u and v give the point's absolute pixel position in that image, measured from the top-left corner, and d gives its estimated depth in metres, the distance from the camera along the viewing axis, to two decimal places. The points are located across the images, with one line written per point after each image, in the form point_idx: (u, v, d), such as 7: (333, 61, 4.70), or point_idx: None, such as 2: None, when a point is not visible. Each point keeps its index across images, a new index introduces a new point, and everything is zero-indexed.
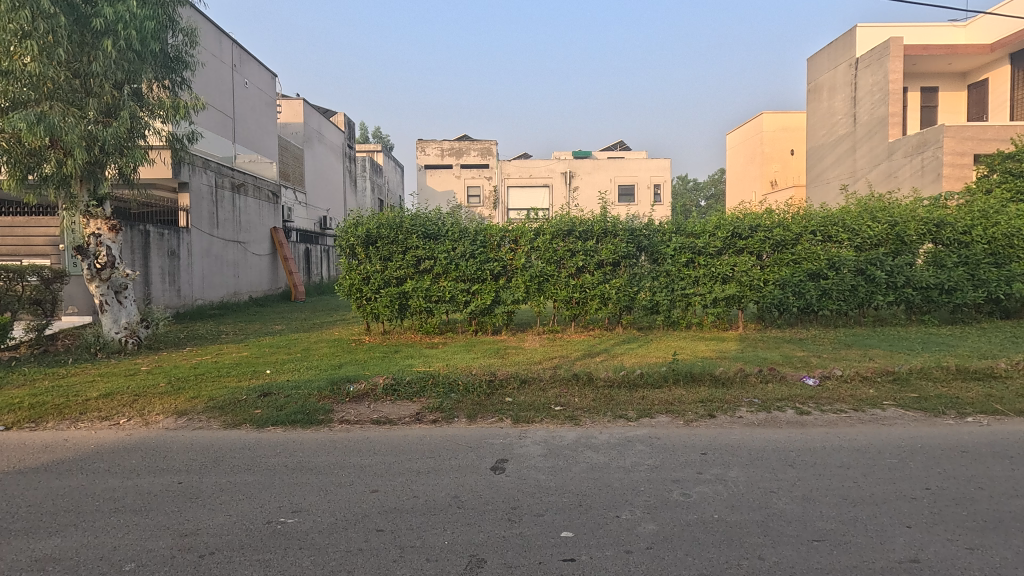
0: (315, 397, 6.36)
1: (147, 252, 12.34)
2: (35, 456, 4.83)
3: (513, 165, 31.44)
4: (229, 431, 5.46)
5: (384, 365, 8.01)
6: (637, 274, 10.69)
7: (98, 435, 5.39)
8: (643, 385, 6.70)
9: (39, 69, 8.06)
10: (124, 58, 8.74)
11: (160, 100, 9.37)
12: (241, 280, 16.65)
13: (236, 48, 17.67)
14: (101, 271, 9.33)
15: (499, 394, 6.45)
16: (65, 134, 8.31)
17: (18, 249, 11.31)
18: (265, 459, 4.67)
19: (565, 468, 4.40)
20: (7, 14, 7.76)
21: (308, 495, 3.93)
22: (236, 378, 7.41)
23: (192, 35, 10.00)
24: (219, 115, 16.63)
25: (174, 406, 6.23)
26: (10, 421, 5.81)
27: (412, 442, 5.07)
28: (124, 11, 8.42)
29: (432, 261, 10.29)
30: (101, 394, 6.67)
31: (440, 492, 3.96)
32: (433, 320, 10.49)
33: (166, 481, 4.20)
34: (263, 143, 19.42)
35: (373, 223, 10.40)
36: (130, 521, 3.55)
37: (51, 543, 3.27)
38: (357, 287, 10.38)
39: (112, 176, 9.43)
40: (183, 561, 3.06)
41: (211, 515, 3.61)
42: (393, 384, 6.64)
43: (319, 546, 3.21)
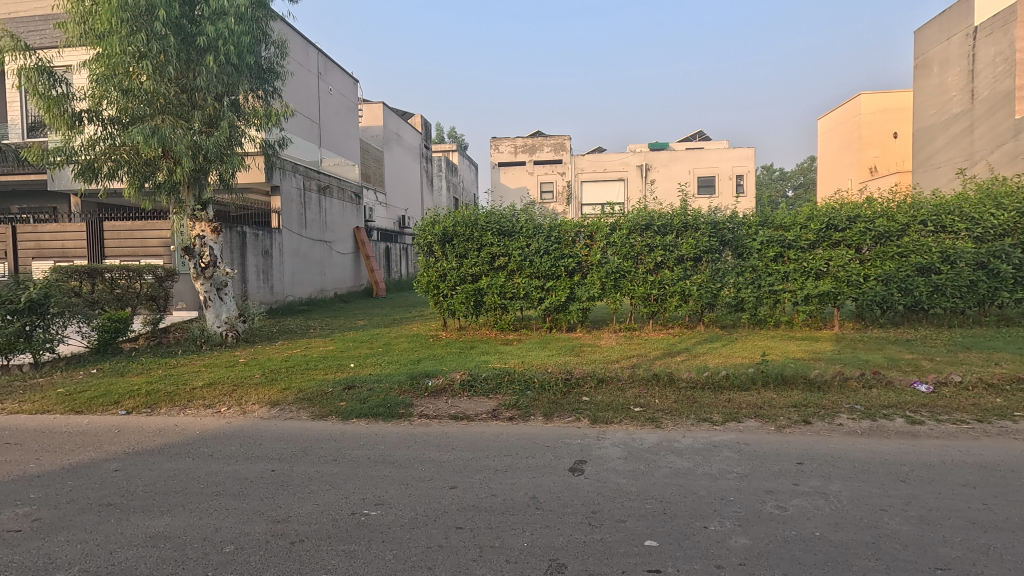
0: (396, 391, 6.54)
1: (244, 252, 13.25)
2: (150, 439, 5.29)
3: (587, 160, 31.10)
4: (316, 422, 5.73)
5: (460, 362, 8.12)
6: (720, 269, 10.15)
7: (203, 422, 5.85)
8: (729, 387, 6.34)
9: (153, 86, 8.92)
10: (224, 72, 9.39)
11: (255, 109, 10.00)
12: (327, 277, 17.56)
13: (322, 57, 18.64)
14: (205, 269, 10.08)
15: (576, 393, 6.33)
16: (174, 145, 9.10)
17: (136, 250, 12.50)
18: (349, 451, 4.85)
19: (646, 472, 4.22)
20: (127, 38, 8.66)
21: (389, 488, 4.02)
22: (322, 371, 7.77)
23: (282, 47, 10.62)
24: (308, 122, 17.61)
25: (268, 396, 6.63)
26: (131, 406, 6.43)
27: (491, 439, 5.08)
28: (224, 29, 9.05)
29: (506, 258, 10.31)
30: (205, 383, 7.23)
31: (518, 492, 3.92)
32: (508, 317, 10.51)
33: (261, 468, 4.46)
34: (347, 146, 20.36)
35: (449, 221, 10.57)
36: (229, 505, 3.78)
37: (159, 522, 3.55)
38: (434, 284, 10.60)
39: (214, 182, 10.18)
40: (276, 547, 3.20)
41: (301, 504, 3.78)
42: (469, 380, 6.68)
43: (401, 540, 3.26)
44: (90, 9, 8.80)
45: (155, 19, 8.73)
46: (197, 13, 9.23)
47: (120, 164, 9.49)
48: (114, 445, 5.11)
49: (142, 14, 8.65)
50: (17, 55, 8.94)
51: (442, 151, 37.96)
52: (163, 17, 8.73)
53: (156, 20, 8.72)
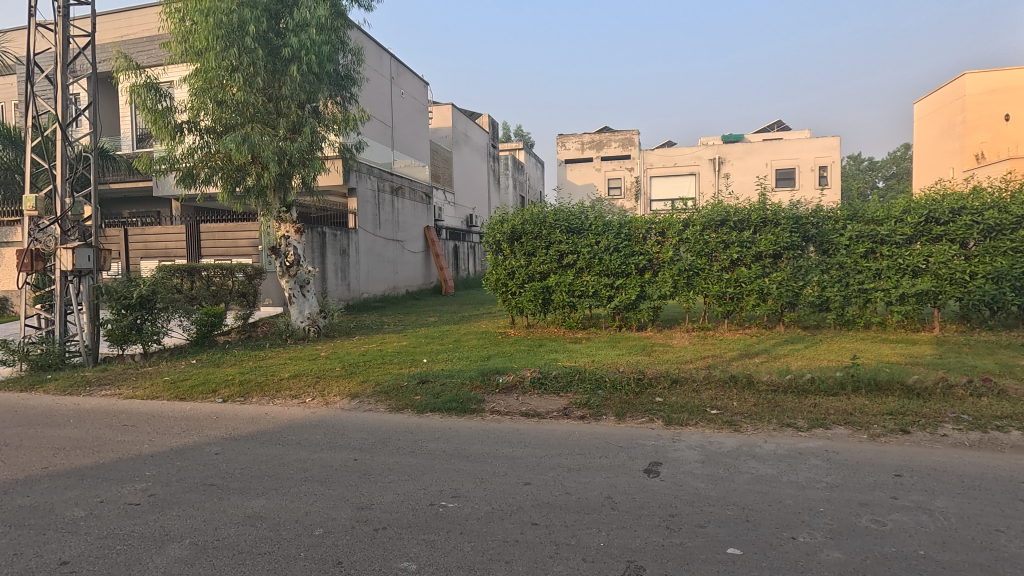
0: (468, 387, 6.67)
1: (323, 251, 13.96)
2: (244, 425, 5.70)
3: (656, 154, 29.89)
4: (394, 415, 5.96)
5: (530, 359, 8.14)
6: (802, 266, 9.60)
7: (290, 411, 6.24)
8: (814, 391, 5.98)
9: (244, 97, 9.59)
10: (307, 81, 9.95)
11: (334, 115, 10.53)
12: (399, 275, 18.17)
13: (394, 62, 19.30)
14: (290, 268, 10.69)
15: (649, 393, 6.19)
16: (262, 151, 9.74)
17: (227, 250, 13.44)
18: (425, 443, 5.00)
19: (725, 477, 4.07)
20: (222, 54, 9.37)
21: (464, 481, 4.12)
22: (397, 366, 8.06)
23: (359, 54, 11.10)
24: (381, 125, 18.31)
25: (348, 388, 6.96)
26: (227, 395, 6.96)
27: (562, 437, 5.08)
28: (306, 39, 9.60)
29: (575, 256, 10.24)
30: (290, 374, 7.70)
31: (592, 491, 3.89)
32: (576, 315, 10.45)
33: (344, 457, 4.69)
34: (418, 148, 20.97)
35: (518, 219, 10.64)
36: (316, 490, 4.01)
37: (256, 503, 3.81)
38: (502, 282, 10.70)
39: (297, 185, 10.76)
40: (361, 533, 3.35)
41: (383, 492, 3.94)
42: (539, 378, 6.70)
43: (478, 533, 3.32)
44: (190, 28, 9.57)
45: (245, 34, 9.38)
46: (282, 26, 9.84)
47: (215, 170, 10.23)
48: (214, 430, 5.55)
49: (234, 30, 9.32)
50: (130, 74, 9.86)
51: (510, 149, 38.30)
52: (253, 32, 9.37)
53: (247, 35, 9.37)
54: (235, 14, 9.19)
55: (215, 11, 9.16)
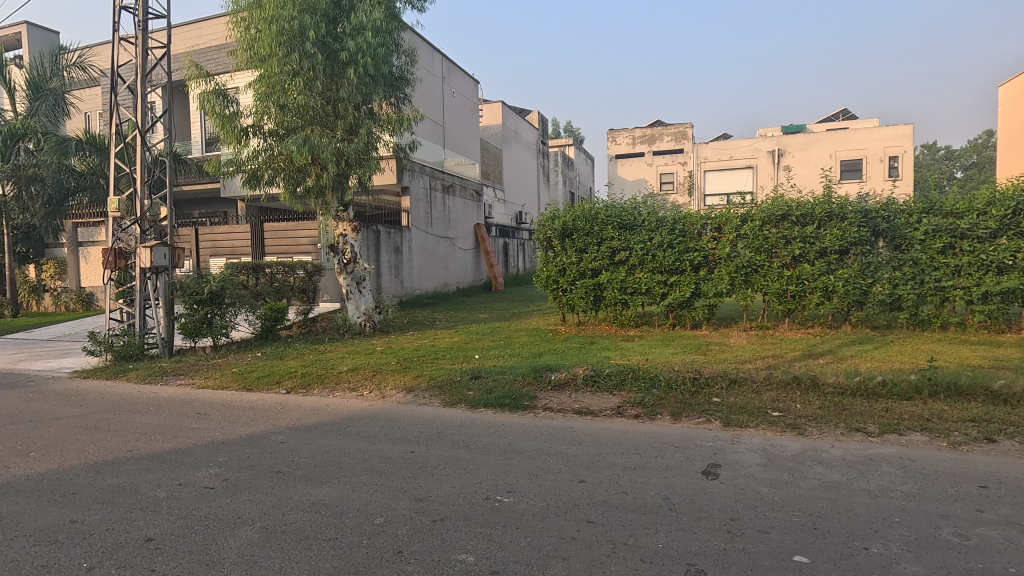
0: (520, 383, 6.70)
1: (377, 249, 14.33)
2: (307, 416, 5.95)
3: (711, 148, 29.21)
4: (448, 409, 6.07)
5: (581, 357, 8.09)
6: (871, 263, 9.10)
7: (350, 403, 6.46)
8: (886, 395, 5.65)
9: (304, 100, 9.96)
10: (363, 83, 10.24)
11: (388, 116, 10.81)
12: (450, 272, 18.42)
13: (446, 61, 19.56)
14: (347, 265, 11.03)
15: (706, 393, 6.02)
16: (321, 152, 10.10)
17: (288, 248, 14.02)
18: (480, 438, 5.06)
19: (790, 482, 3.91)
20: (284, 59, 9.77)
21: (519, 477, 4.14)
22: (450, 361, 8.19)
23: (412, 55, 11.34)
24: (433, 124, 18.62)
25: (403, 382, 7.13)
26: (290, 386, 7.29)
27: (617, 436, 5.03)
28: (363, 42, 9.87)
29: (627, 253, 10.09)
30: (349, 368, 7.97)
31: (649, 491, 3.83)
32: (629, 312, 10.30)
33: (401, 449, 4.81)
34: (469, 146, 21.18)
35: (569, 216, 10.57)
36: (376, 481, 4.13)
37: (320, 491, 3.97)
38: (553, 279, 10.66)
39: (353, 185, 11.09)
40: (420, 524, 3.43)
41: (439, 485, 4.02)
42: (592, 375, 6.65)
43: (534, 528, 3.34)
44: (254, 36, 10.01)
45: (305, 40, 9.76)
46: (339, 30, 10.15)
47: (277, 171, 10.65)
48: (279, 420, 5.81)
49: (295, 36, 9.71)
50: (201, 81, 10.40)
51: (559, 145, 38.13)
52: (312, 38, 9.74)
53: (307, 41, 9.75)
54: (296, 21, 9.58)
55: (278, 19, 9.57)
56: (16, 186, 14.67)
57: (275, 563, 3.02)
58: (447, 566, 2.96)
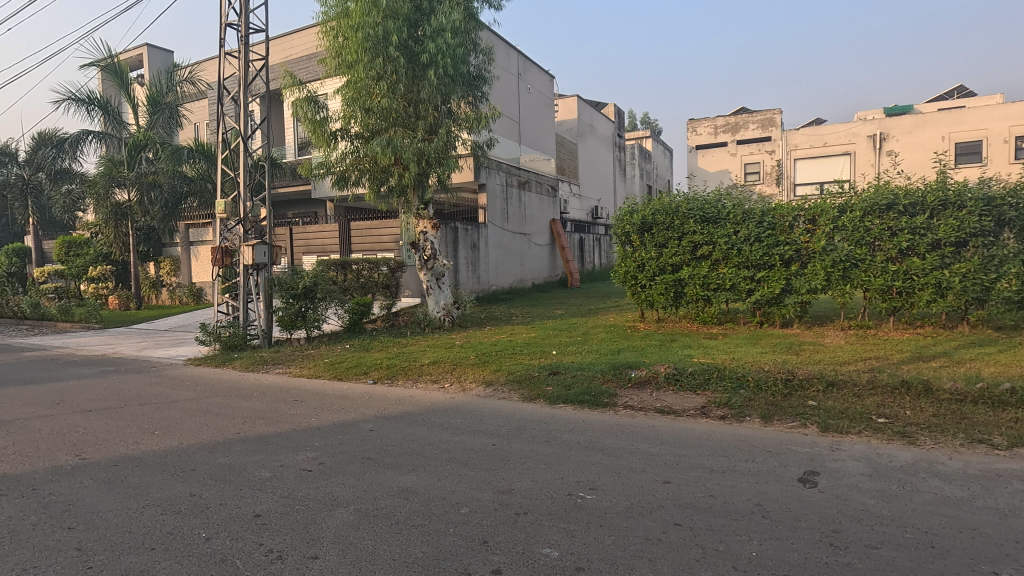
0: (599, 380, 6.61)
1: (455, 245, 14.69)
2: (393, 406, 6.21)
3: (802, 134, 27.36)
4: (527, 404, 6.11)
5: (661, 354, 7.86)
6: (995, 256, 8.16)
7: (433, 395, 6.68)
8: (1017, 404, 5.05)
9: (388, 103, 10.37)
10: (442, 84, 10.54)
11: (467, 114, 11.06)
12: (526, 268, 18.52)
13: (522, 58, 19.66)
14: (427, 261, 11.37)
15: (800, 396, 5.66)
16: (404, 152, 10.48)
17: (372, 245, 14.67)
18: (560, 434, 5.05)
19: (900, 496, 3.59)
20: (369, 64, 10.21)
21: (601, 475, 4.09)
22: (527, 357, 8.23)
23: (489, 54, 11.49)
24: (509, 122, 18.80)
25: (483, 376, 7.27)
26: (376, 376, 7.66)
27: (702, 437, 4.85)
28: (443, 44, 10.17)
29: (710, 247, 9.66)
30: (430, 361, 8.23)
31: (739, 496, 3.66)
32: (711, 309, 9.87)
33: (483, 442, 4.90)
34: (544, 141, 21.18)
35: (648, 210, 10.30)
36: (459, 471, 4.24)
37: (407, 479, 4.13)
38: (632, 274, 10.43)
39: (433, 183, 11.43)
40: (503, 516, 3.48)
41: (522, 479, 4.05)
42: (674, 373, 6.44)
43: (618, 527, 3.29)
44: (342, 43, 10.49)
45: (389, 44, 10.13)
46: (420, 33, 10.47)
47: (363, 172, 11.12)
48: (368, 409, 6.11)
49: (379, 41, 10.10)
50: (294, 89, 11.04)
51: (636, 137, 37.26)
52: (395, 42, 10.08)
53: (390, 45, 10.11)
54: (380, 26, 9.95)
55: (364, 26, 9.99)
56: (139, 191, 16.34)
57: (369, 545, 3.17)
58: (532, 559, 2.98)
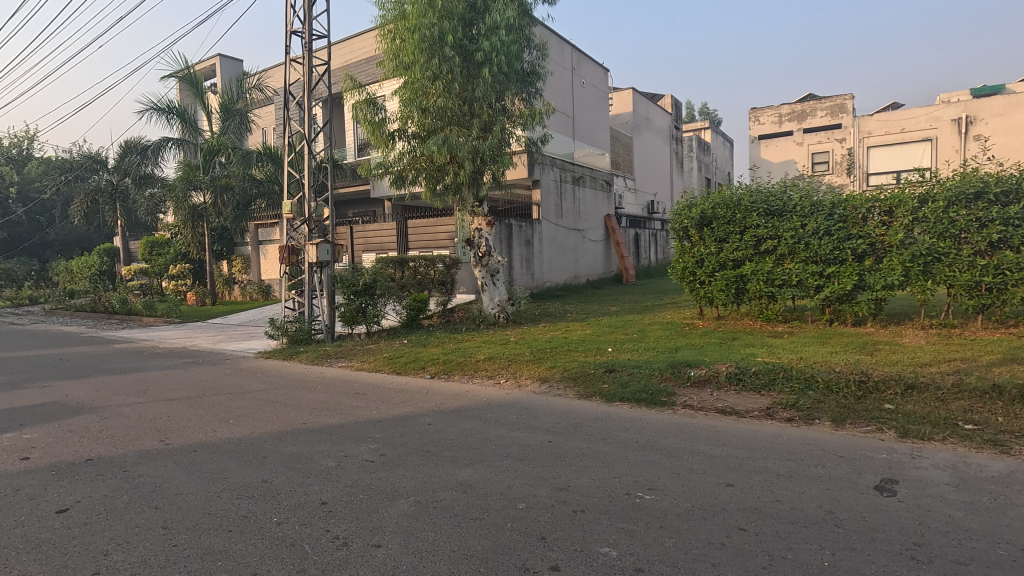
0: (657, 378, 6.46)
1: (509, 242, 14.78)
2: (451, 401, 6.32)
3: (876, 120, 25.98)
4: (582, 401, 6.07)
5: (723, 353, 7.58)
6: None
7: (488, 391, 6.75)
8: None
9: (443, 102, 10.52)
10: (497, 81, 10.63)
11: (520, 111, 11.12)
12: (580, 264, 18.38)
13: (576, 52, 19.49)
14: (482, 258, 11.47)
15: (876, 399, 5.33)
16: (459, 150, 10.63)
17: (428, 243, 14.97)
18: (617, 432, 4.99)
19: (992, 509, 3.31)
20: (426, 65, 10.38)
21: (660, 475, 4.00)
22: (583, 354, 8.16)
23: (543, 49, 11.45)
24: (563, 117, 18.69)
25: (538, 372, 7.28)
26: (433, 371, 7.82)
27: (767, 439, 4.66)
28: (497, 42, 10.25)
29: (775, 241, 9.25)
30: (486, 357, 8.32)
31: (809, 503, 3.49)
32: (776, 306, 9.44)
33: (539, 438, 4.90)
34: (599, 135, 20.90)
35: (707, 203, 9.97)
36: (516, 467, 4.26)
37: (465, 472, 4.19)
38: (690, 270, 10.13)
39: (488, 180, 11.53)
40: (560, 512, 3.47)
41: (579, 476, 4.03)
42: (736, 373, 6.21)
43: (679, 530, 3.21)
44: (399, 45, 10.71)
45: (444, 44, 10.28)
46: (474, 32, 10.56)
47: (420, 171, 11.34)
48: (426, 403, 6.25)
49: (435, 42, 10.25)
50: (354, 91, 11.34)
51: (694, 129, 36.17)
52: (451, 42, 10.21)
53: (446, 45, 10.26)
54: (436, 27, 10.10)
55: (420, 27, 10.17)
56: (213, 194, 17.28)
57: (429, 536, 3.24)
58: (590, 558, 2.95)
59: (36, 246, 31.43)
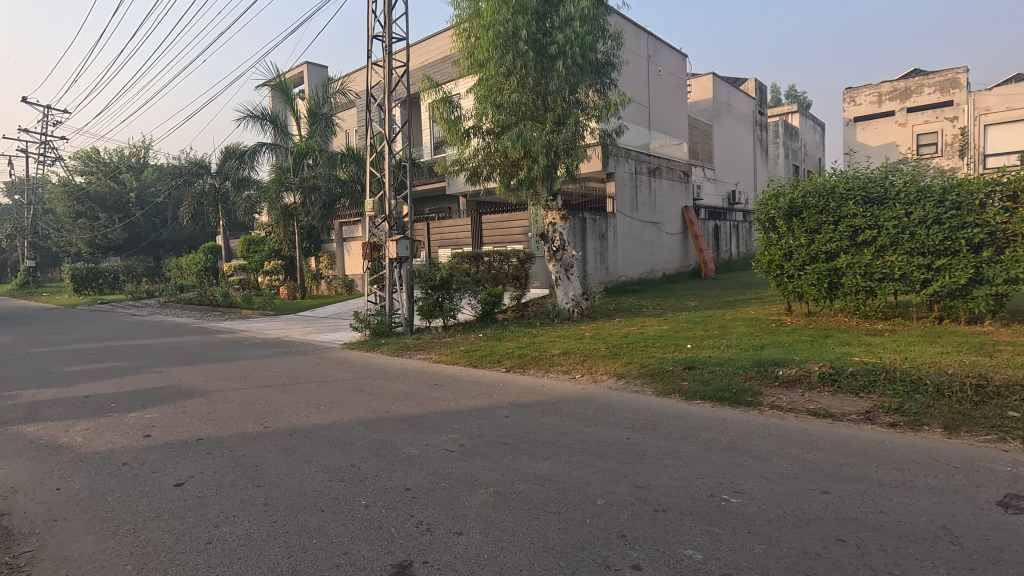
0: (741, 376, 6.16)
1: (583, 236, 14.66)
2: (526, 395, 6.37)
3: (995, 95, 23.43)
4: (661, 399, 5.92)
5: (814, 352, 7.12)
6: None
7: (564, 386, 6.74)
8: None
9: (518, 97, 10.54)
10: (571, 74, 10.55)
11: (595, 103, 11.00)
12: (656, 258, 17.88)
13: (653, 39, 18.92)
14: (556, 252, 11.43)
15: (997, 406, 4.78)
16: (533, 145, 10.64)
17: (502, 238, 15.13)
18: (699, 431, 4.81)
19: None
20: (500, 61, 10.42)
21: (747, 478, 3.82)
22: (661, 350, 7.95)
23: (618, 38, 11.22)
24: (639, 107, 18.24)
25: (614, 368, 7.17)
26: (509, 365, 7.91)
27: (867, 445, 4.32)
28: (572, 34, 10.17)
29: (875, 232, 8.52)
30: (561, 351, 8.30)
31: (918, 516, 3.20)
32: (876, 302, 8.72)
33: (617, 435, 4.83)
34: (677, 125, 20.19)
35: (797, 192, 9.38)
36: (594, 462, 4.22)
37: (542, 466, 4.20)
38: (777, 263, 9.59)
39: (562, 174, 11.47)
40: (641, 511, 3.41)
41: (659, 475, 3.93)
42: (831, 373, 5.80)
43: (770, 536, 3.05)
44: (474, 42, 10.82)
45: (518, 39, 10.29)
46: (548, 25, 10.52)
47: (494, 167, 11.42)
48: (502, 396, 6.33)
49: (509, 37, 10.28)
50: (431, 91, 11.59)
51: (781, 114, 34.05)
52: (525, 36, 10.23)
53: (520, 40, 10.26)
54: (510, 23, 10.14)
55: (494, 23, 10.22)
56: (303, 194, 18.51)
57: (508, 527, 3.28)
58: (673, 559, 2.88)
59: (151, 244, 34.84)
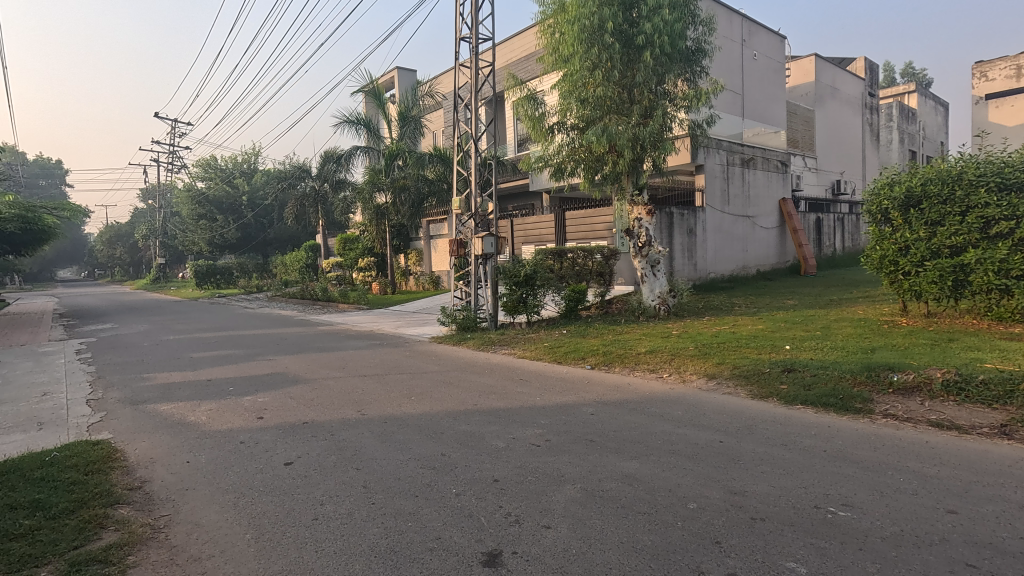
0: (848, 381, 5.68)
1: (670, 232, 14.21)
2: (612, 393, 6.27)
3: None
4: (757, 402, 5.61)
5: (935, 356, 6.44)
6: None
7: (651, 384, 6.58)
8: None
9: (603, 91, 10.37)
10: (659, 64, 10.24)
11: (684, 93, 10.63)
12: (750, 253, 16.94)
13: (747, 22, 17.88)
14: (642, 248, 11.14)
15: None
16: (619, 138, 10.41)
17: (585, 234, 14.98)
18: (800, 439, 4.51)
19: None
20: (585, 55, 10.27)
21: (858, 490, 3.54)
22: (756, 351, 7.53)
23: (710, 23, 10.73)
24: (731, 95, 17.34)
25: (704, 368, 6.89)
26: (593, 362, 7.83)
27: (1004, 463, 3.85)
28: (660, 22, 9.85)
29: (1013, 223, 7.54)
30: (647, 349, 8.10)
31: None
32: (1013, 303, 7.75)
33: (709, 437, 4.64)
34: (773, 111, 18.98)
35: (915, 180, 8.47)
36: (685, 464, 4.08)
37: (630, 465, 4.13)
38: (891, 259, 8.70)
39: (648, 168, 11.18)
40: (737, 518, 3.25)
41: (756, 482, 3.73)
42: (957, 382, 5.21)
43: (885, 554, 2.81)
44: (558, 38, 10.79)
45: (604, 32, 10.08)
46: (635, 15, 10.24)
47: (579, 162, 11.34)
48: (588, 393, 6.29)
49: (595, 31, 10.10)
50: (516, 89, 11.62)
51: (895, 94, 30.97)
52: (611, 28, 10.00)
53: (605, 33, 10.05)
54: (596, 15, 9.95)
55: (579, 17, 10.07)
56: (393, 194, 19.36)
57: (597, 525, 3.26)
58: (774, 571, 2.73)
59: (261, 244, 38.06)
